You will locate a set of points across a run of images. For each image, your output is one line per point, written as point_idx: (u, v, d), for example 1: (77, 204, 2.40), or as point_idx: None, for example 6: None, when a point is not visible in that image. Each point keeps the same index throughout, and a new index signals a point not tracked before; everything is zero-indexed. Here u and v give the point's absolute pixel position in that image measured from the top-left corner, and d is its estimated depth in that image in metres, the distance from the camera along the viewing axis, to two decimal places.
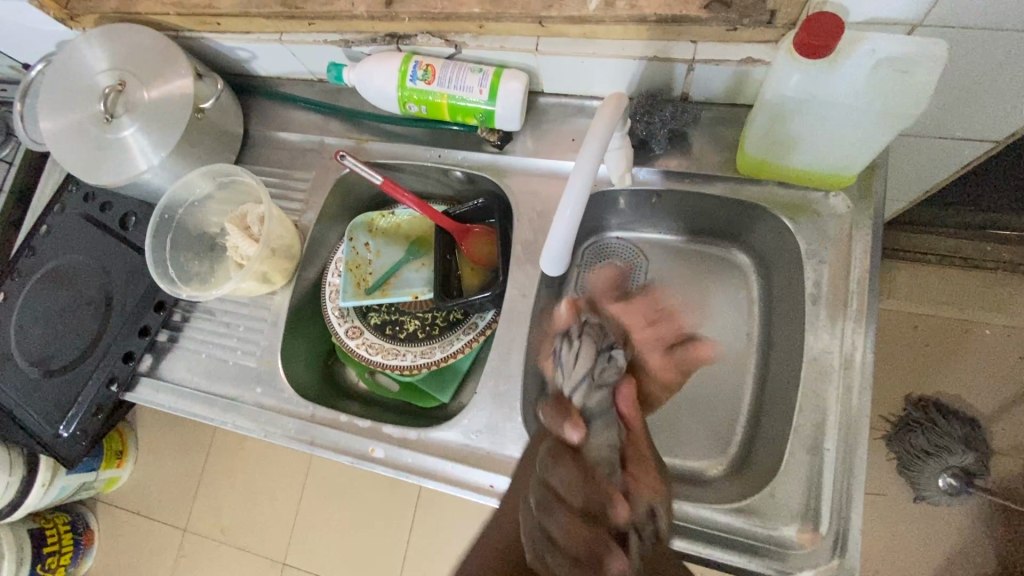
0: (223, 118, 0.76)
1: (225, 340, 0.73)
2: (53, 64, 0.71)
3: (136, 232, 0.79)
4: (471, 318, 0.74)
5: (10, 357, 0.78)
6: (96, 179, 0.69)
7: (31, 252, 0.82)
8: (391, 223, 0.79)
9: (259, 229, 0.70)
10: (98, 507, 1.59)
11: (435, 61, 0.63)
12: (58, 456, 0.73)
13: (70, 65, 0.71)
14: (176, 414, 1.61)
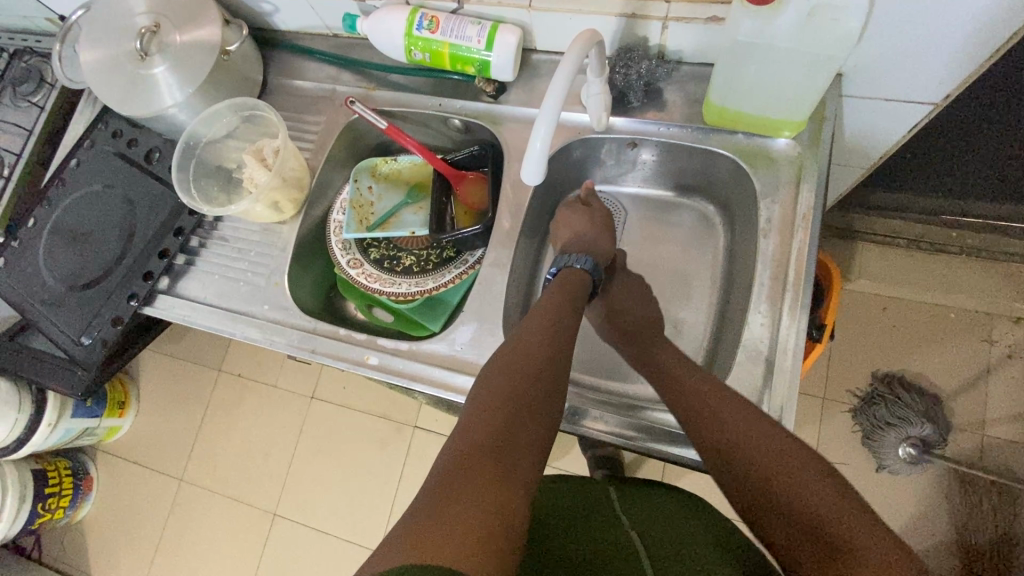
0: (246, 64, 0.83)
1: (238, 263, 0.80)
2: (96, 7, 0.79)
3: (159, 165, 0.86)
4: (463, 255, 0.81)
5: (39, 274, 0.85)
6: (128, 110, 0.76)
7: (61, 183, 0.89)
8: (393, 169, 0.87)
9: (274, 160, 0.77)
10: (98, 455, 1.66)
11: (439, 14, 0.70)
12: (80, 363, 0.80)
13: (112, 9, 0.79)
14: (179, 369, 1.67)
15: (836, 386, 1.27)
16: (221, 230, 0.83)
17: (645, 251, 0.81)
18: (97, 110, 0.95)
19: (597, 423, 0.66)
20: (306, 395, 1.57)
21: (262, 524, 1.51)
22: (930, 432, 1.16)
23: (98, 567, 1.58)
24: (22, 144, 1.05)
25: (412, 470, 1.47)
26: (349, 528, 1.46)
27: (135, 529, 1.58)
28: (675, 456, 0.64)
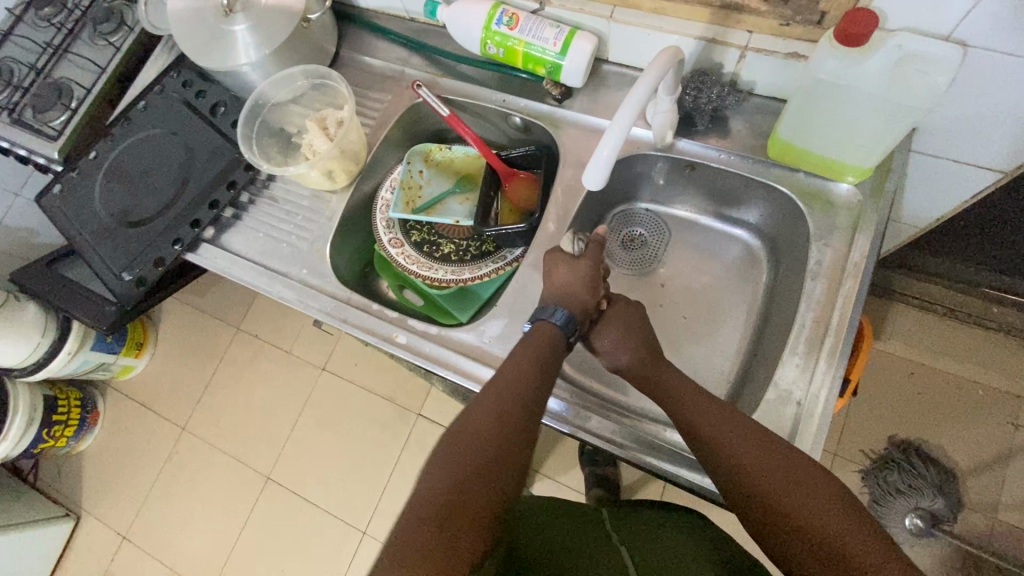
0: (323, 35, 0.85)
1: (284, 224, 0.81)
2: None
3: (223, 119, 0.89)
4: (502, 251, 0.82)
5: (91, 205, 0.87)
6: (205, 62, 0.78)
7: (127, 121, 0.92)
8: (446, 157, 0.87)
9: (336, 131, 0.79)
10: (108, 392, 1.69)
11: (520, 12, 0.71)
12: (117, 298, 0.82)
13: None
14: (199, 321, 1.70)
15: (850, 445, 1.24)
16: (272, 190, 0.85)
17: (684, 276, 0.81)
18: (171, 58, 0.97)
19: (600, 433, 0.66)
20: (317, 366, 1.59)
21: (253, 486, 1.52)
22: (941, 507, 1.15)
23: (91, 501, 1.60)
24: (93, 80, 1.08)
25: (409, 457, 1.48)
26: (338, 503, 1.47)
27: (131, 470, 1.61)
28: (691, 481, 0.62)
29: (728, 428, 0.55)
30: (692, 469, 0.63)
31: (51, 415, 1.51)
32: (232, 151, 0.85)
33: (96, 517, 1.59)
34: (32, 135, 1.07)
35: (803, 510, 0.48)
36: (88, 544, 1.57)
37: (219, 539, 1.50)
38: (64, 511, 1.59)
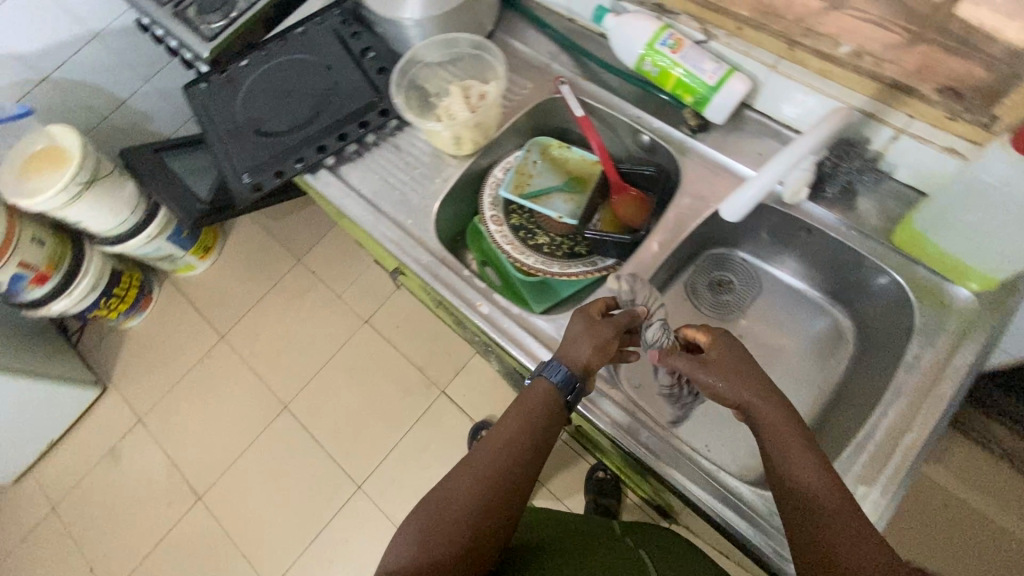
0: (486, 12, 0.89)
1: (401, 173, 0.85)
2: None
3: (369, 62, 0.93)
4: (594, 257, 0.82)
5: (232, 107, 0.93)
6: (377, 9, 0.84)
7: (283, 41, 0.98)
8: (562, 155, 0.89)
9: (477, 102, 0.82)
10: (165, 283, 1.78)
11: (686, 39, 0.73)
12: (232, 196, 0.86)
13: None
14: (265, 243, 1.78)
15: None
16: (398, 140, 0.89)
17: (762, 334, 0.81)
18: None
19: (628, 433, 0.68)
20: (361, 317, 1.64)
21: (270, 410, 1.57)
22: None
23: (121, 377, 1.68)
24: None
25: (422, 429, 1.50)
26: (343, 451, 1.50)
27: (165, 359, 1.68)
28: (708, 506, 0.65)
29: (802, 462, 0.56)
30: (710, 495, 0.65)
31: (113, 287, 1.60)
32: (372, 94, 0.89)
33: (121, 394, 1.67)
34: (189, 31, 1.14)
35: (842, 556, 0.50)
36: (105, 416, 1.65)
37: (224, 448, 1.55)
38: (94, 377, 1.67)
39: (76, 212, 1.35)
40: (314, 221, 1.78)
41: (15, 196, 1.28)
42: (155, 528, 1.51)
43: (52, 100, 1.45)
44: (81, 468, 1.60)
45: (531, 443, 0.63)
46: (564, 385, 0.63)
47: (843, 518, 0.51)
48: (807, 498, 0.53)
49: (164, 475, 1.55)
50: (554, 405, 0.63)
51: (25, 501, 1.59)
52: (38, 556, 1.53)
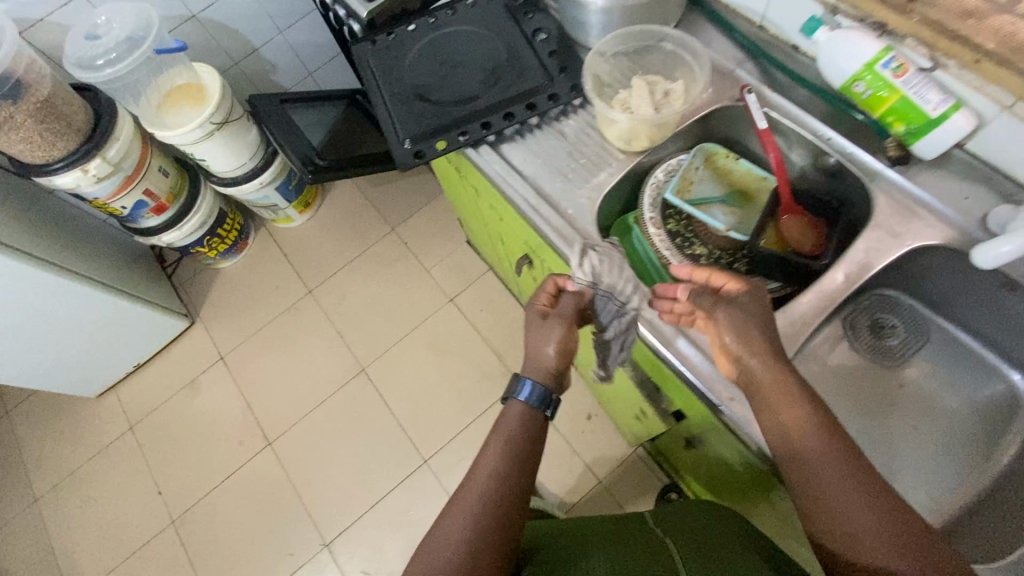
0: (674, 8, 0.85)
1: (566, 161, 0.84)
2: None
3: (540, 43, 0.91)
4: (756, 278, 0.79)
5: (397, 70, 0.93)
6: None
7: (453, 10, 0.97)
8: (728, 165, 0.85)
9: (660, 100, 0.79)
10: (261, 230, 1.82)
11: (911, 64, 0.69)
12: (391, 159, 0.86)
13: None
14: (361, 207, 1.81)
15: None
16: (562, 125, 0.87)
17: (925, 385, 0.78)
18: None
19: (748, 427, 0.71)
20: (446, 294, 1.65)
21: (348, 370, 1.61)
22: None
23: (209, 314, 1.74)
24: None
25: (493, 415, 1.50)
26: (413, 422, 1.52)
27: (253, 304, 1.74)
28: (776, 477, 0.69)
29: (802, 422, 0.60)
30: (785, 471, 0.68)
31: (217, 227, 1.65)
32: (544, 78, 0.88)
33: (207, 330, 1.72)
34: None
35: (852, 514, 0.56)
36: (190, 348, 1.71)
37: (299, 398, 1.60)
38: (184, 310, 1.73)
39: (204, 149, 1.39)
40: (412, 193, 1.80)
41: (154, 125, 1.31)
42: (224, 464, 1.55)
43: (195, 38, 1.49)
44: (161, 394, 1.66)
45: (500, 490, 0.66)
46: (539, 401, 0.73)
47: (868, 509, 0.56)
48: (830, 491, 0.58)
49: (239, 415, 1.60)
50: (531, 418, 0.73)
51: (105, 416, 1.65)
52: (111, 470, 1.59)
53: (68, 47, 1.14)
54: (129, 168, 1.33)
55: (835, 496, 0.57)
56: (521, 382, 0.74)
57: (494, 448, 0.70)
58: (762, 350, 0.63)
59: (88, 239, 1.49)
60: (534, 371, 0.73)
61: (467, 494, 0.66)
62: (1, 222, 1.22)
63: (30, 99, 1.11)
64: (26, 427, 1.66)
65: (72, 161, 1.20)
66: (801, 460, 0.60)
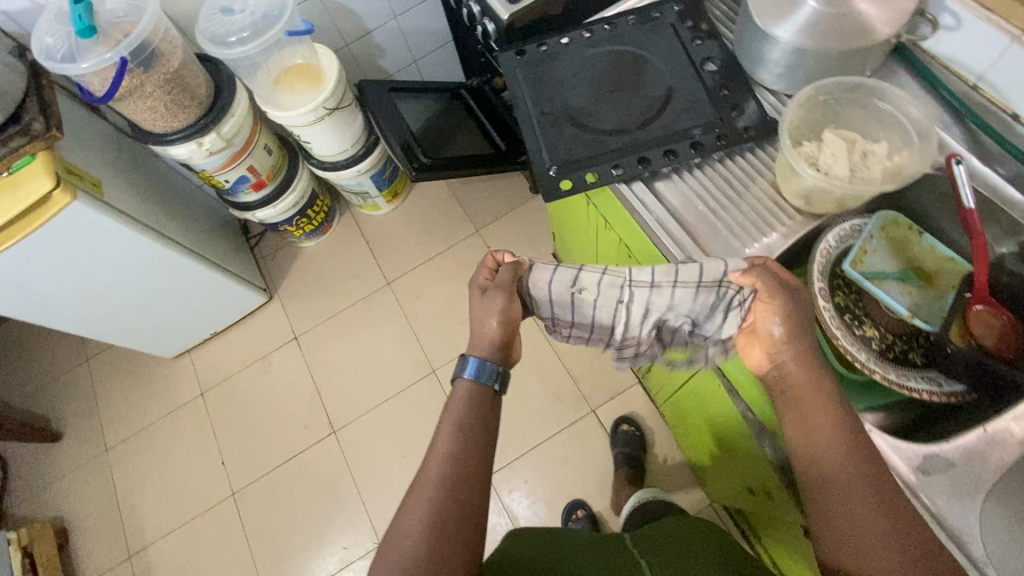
0: (876, 56, 0.76)
1: (729, 214, 0.76)
2: None
3: (711, 77, 0.84)
4: (934, 375, 0.70)
5: (549, 87, 0.86)
6: (785, 36, 0.74)
7: (612, 28, 0.90)
8: (909, 238, 0.76)
9: (855, 162, 0.71)
10: (346, 213, 1.81)
11: None
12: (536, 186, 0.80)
13: None
14: (448, 203, 1.77)
15: None
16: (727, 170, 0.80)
17: None
18: None
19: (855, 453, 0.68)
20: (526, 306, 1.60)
21: (417, 369, 1.58)
22: None
23: (287, 291, 1.74)
24: None
25: (562, 440, 1.45)
26: None
27: (330, 288, 1.73)
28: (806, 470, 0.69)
29: (813, 407, 0.62)
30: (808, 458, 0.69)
31: (308, 208, 1.64)
32: (713, 117, 0.80)
33: (284, 307, 1.73)
34: None
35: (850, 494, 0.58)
36: (265, 323, 1.71)
37: (366, 391, 1.58)
38: (264, 285, 1.73)
39: (311, 132, 1.37)
40: (501, 196, 1.75)
41: (269, 105, 1.30)
42: (288, 445, 1.56)
43: (314, 17, 1.46)
44: (234, 365, 1.68)
45: (459, 471, 0.63)
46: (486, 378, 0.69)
47: (881, 517, 0.56)
48: (849, 502, 0.57)
49: (307, 398, 1.60)
50: (478, 395, 0.69)
51: (177, 379, 1.68)
52: (179, 434, 1.62)
53: (201, 19, 1.13)
54: (240, 144, 1.32)
55: (850, 506, 0.57)
56: (463, 360, 0.70)
57: (450, 425, 0.66)
58: (797, 344, 0.65)
59: (189, 207, 1.51)
60: (474, 348, 0.70)
61: (424, 485, 0.62)
62: (119, 189, 1.24)
63: (161, 70, 1.10)
64: (104, 379, 1.70)
65: (191, 134, 1.20)
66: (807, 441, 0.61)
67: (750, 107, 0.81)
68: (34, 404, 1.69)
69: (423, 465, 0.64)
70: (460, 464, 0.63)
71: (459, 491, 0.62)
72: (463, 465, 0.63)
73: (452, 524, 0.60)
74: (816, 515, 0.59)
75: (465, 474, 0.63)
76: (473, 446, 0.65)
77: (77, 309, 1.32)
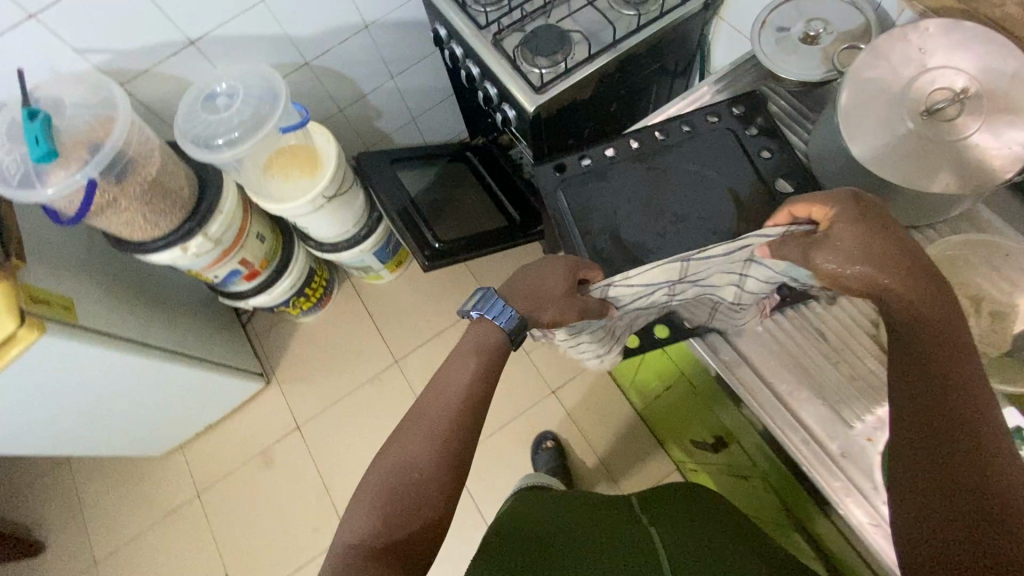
0: None
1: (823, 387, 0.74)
2: (852, 71, 0.65)
3: (786, 203, 0.74)
4: None
5: (600, 217, 0.77)
6: (883, 174, 0.64)
7: (664, 138, 0.79)
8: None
9: None
10: (345, 283, 1.67)
11: None
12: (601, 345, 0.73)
13: (868, 79, 0.65)
14: (456, 270, 1.64)
15: None
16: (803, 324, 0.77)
17: None
18: (732, 90, 0.82)
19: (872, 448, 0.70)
20: (547, 386, 1.48)
21: None
22: None
23: (286, 373, 1.61)
24: (603, 52, 0.96)
25: None
26: None
27: (334, 369, 1.60)
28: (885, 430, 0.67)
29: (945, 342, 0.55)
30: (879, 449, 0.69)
31: (306, 287, 1.50)
32: None
33: (283, 392, 1.59)
34: (516, 76, 0.97)
35: (939, 426, 0.53)
36: (264, 411, 1.58)
37: None
38: (260, 369, 1.59)
39: (312, 220, 1.24)
40: (514, 261, 1.63)
41: (264, 200, 1.16)
42: (296, 551, 1.43)
43: (304, 86, 1.32)
44: (232, 459, 1.54)
45: (465, 404, 0.63)
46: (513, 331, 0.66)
47: (942, 460, 0.52)
48: (934, 430, 0.53)
49: (314, 495, 1.47)
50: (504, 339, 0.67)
51: (170, 478, 1.54)
52: (175, 542, 1.48)
53: (181, 117, 0.99)
54: (230, 240, 1.17)
55: (945, 442, 0.52)
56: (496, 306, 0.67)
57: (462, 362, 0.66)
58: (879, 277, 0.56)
59: (175, 299, 1.35)
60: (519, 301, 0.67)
61: (424, 412, 0.63)
62: (96, 301, 1.09)
63: (137, 179, 0.96)
64: (89, 483, 1.55)
65: (175, 240, 1.06)
66: (918, 357, 0.56)
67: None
68: (14, 514, 1.54)
69: (424, 393, 0.65)
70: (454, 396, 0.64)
71: (461, 422, 0.62)
72: (473, 407, 0.63)
73: (449, 447, 0.61)
74: (905, 416, 0.55)
75: (472, 408, 0.63)
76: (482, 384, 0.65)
77: (53, 434, 1.17)
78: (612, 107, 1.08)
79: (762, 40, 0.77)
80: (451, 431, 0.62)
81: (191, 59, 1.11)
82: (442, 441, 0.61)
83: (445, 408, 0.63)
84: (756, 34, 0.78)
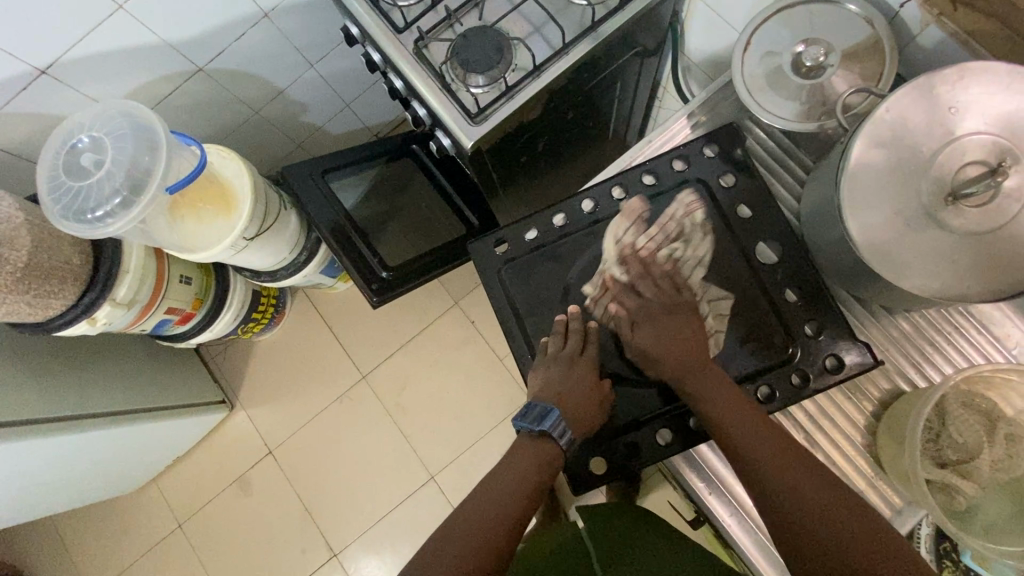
0: None
1: None
2: (869, 133, 0.52)
3: (769, 277, 0.69)
4: None
5: (564, 294, 0.74)
6: (900, 270, 0.52)
7: (624, 198, 0.75)
8: None
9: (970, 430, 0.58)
10: (298, 294, 1.54)
11: None
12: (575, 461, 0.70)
13: (886, 145, 0.52)
14: None
15: None
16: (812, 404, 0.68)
17: None
18: (707, 134, 0.75)
19: (769, 559, 0.68)
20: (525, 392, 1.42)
21: (416, 475, 1.43)
22: None
23: (249, 396, 1.52)
24: (554, 61, 0.78)
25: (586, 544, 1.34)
26: None
27: (299, 389, 1.51)
28: (734, 541, 0.69)
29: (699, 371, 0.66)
30: (755, 552, 0.69)
31: (252, 312, 1.36)
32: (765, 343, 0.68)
33: (251, 417, 1.52)
34: (447, 97, 0.79)
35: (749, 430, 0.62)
36: (234, 438, 1.51)
37: (363, 507, 1.44)
38: (221, 396, 1.50)
39: (239, 260, 1.08)
40: None
41: (170, 249, 0.98)
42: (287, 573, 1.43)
43: (205, 94, 1.10)
44: (208, 489, 1.50)
45: (514, 513, 0.64)
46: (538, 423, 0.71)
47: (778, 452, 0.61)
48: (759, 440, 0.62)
49: (297, 518, 1.45)
50: (545, 449, 0.69)
51: (148, 513, 1.50)
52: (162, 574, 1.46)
53: (45, 184, 0.82)
54: (147, 297, 1.02)
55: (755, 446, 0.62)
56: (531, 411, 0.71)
57: (504, 470, 0.68)
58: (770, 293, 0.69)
59: (117, 350, 1.23)
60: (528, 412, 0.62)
61: (471, 517, 0.63)
62: (18, 391, 0.97)
63: (7, 268, 0.81)
64: (66, 520, 1.51)
65: (76, 318, 0.91)
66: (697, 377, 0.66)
67: (830, 323, 0.67)
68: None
69: (472, 498, 0.67)
70: (508, 504, 0.65)
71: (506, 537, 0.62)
72: (505, 516, 0.64)
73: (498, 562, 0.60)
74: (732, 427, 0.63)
75: (518, 518, 0.64)
76: (519, 501, 0.65)
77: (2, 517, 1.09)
78: (568, 114, 0.91)
79: (746, 74, 0.66)
80: (496, 539, 0.61)
81: (48, 91, 0.90)
82: (489, 549, 0.60)
83: (476, 517, 0.63)
84: (740, 65, 0.65)
